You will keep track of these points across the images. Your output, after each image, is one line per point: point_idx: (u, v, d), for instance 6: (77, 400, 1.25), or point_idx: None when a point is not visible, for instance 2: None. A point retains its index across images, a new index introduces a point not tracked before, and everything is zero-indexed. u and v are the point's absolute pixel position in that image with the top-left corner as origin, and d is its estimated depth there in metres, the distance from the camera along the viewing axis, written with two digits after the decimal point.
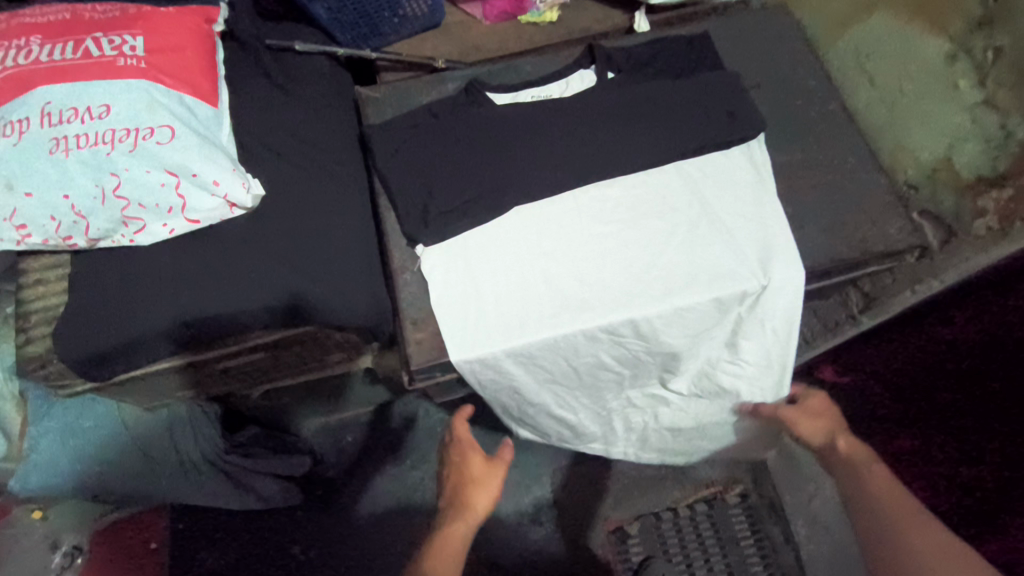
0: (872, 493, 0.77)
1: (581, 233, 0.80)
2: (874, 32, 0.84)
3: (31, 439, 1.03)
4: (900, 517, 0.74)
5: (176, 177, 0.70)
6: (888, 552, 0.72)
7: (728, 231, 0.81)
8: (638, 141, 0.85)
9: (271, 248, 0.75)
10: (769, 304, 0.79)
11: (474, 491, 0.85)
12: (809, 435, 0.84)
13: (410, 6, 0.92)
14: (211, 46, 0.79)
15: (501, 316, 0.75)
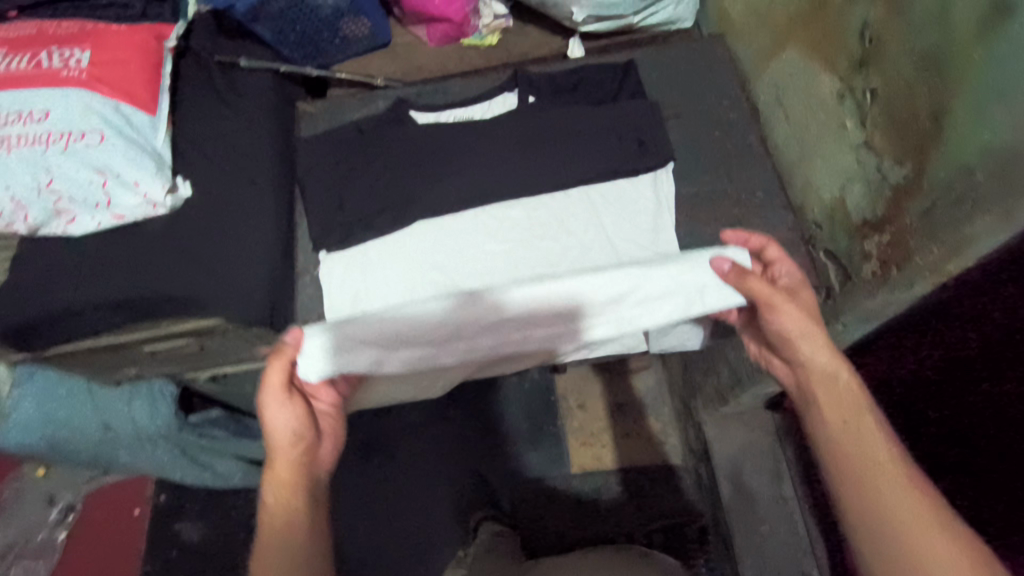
0: (850, 448, 0.67)
1: (474, 247, 0.84)
2: (787, 67, 0.84)
3: (12, 400, 1.10)
4: (876, 476, 0.65)
5: (103, 176, 0.79)
6: (857, 510, 0.65)
7: (618, 255, 0.82)
8: (545, 164, 0.87)
9: (185, 246, 0.83)
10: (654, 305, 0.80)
11: (278, 489, 0.70)
12: (799, 347, 0.72)
13: (350, 29, 0.98)
14: (158, 60, 0.88)
15: (389, 328, 0.82)
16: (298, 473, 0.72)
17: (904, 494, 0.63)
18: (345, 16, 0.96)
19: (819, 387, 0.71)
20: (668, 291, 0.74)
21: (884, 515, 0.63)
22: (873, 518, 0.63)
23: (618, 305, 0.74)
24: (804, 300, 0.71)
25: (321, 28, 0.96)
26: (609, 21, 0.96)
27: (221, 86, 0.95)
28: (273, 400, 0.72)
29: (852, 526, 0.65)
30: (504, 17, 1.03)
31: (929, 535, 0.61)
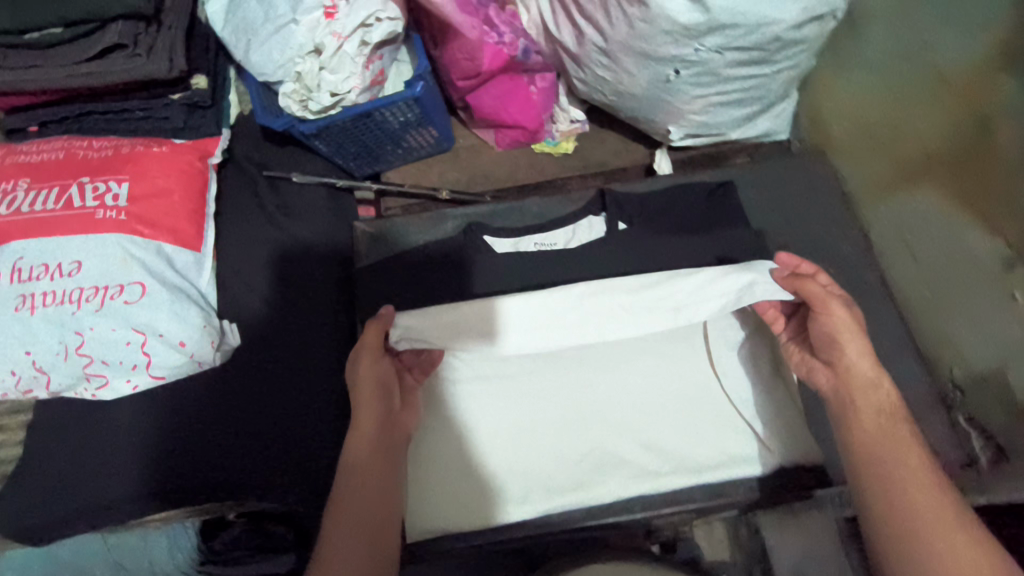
0: (865, 428, 0.56)
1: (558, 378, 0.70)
2: (920, 207, 0.75)
3: None
4: (891, 457, 0.53)
5: (142, 336, 0.66)
6: (873, 493, 0.52)
7: (695, 403, 0.69)
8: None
9: (230, 413, 0.72)
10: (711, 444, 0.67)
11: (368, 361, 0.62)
12: (843, 348, 0.59)
13: (415, 140, 0.88)
14: (203, 184, 0.76)
15: (442, 440, 0.67)
16: (383, 433, 0.60)
17: (918, 490, 0.50)
18: (412, 129, 0.84)
19: (857, 393, 0.58)
20: (721, 301, 0.64)
21: (899, 507, 0.50)
22: (885, 488, 0.52)
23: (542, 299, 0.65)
24: (833, 304, 0.60)
25: (385, 142, 0.85)
26: (704, 137, 0.86)
27: (270, 207, 0.83)
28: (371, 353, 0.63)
29: (860, 431, 0.56)
30: (579, 122, 0.91)
31: (956, 551, 0.47)
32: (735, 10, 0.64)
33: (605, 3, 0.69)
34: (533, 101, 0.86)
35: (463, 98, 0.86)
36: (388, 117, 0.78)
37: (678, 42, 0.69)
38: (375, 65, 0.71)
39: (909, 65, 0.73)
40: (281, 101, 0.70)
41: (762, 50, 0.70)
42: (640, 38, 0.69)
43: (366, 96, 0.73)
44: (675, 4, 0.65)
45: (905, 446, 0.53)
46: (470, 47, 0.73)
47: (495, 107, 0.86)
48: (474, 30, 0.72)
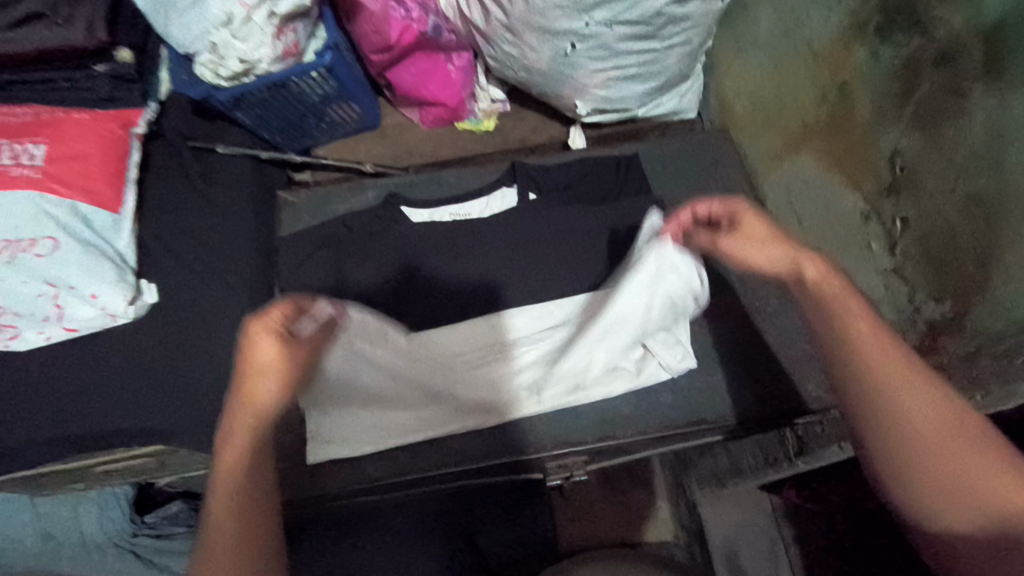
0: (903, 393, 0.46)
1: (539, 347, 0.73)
2: (803, 172, 0.79)
3: None
4: (915, 407, 0.46)
5: (54, 288, 0.70)
6: (899, 431, 0.46)
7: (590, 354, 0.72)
8: (562, 273, 0.77)
9: (144, 364, 0.73)
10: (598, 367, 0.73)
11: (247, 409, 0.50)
12: (862, 338, 0.47)
13: (338, 114, 0.92)
14: (124, 149, 0.80)
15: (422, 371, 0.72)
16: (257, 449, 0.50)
17: (951, 440, 0.45)
18: (332, 103, 0.88)
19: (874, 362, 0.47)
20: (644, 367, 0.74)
21: (880, 389, 0.47)
22: (885, 404, 0.46)
23: (560, 329, 0.74)
24: (756, 223, 0.53)
25: (307, 115, 0.89)
26: (612, 113, 0.91)
27: (193, 174, 0.86)
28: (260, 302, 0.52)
29: (900, 399, 0.46)
30: (500, 101, 0.97)
31: (933, 426, 0.45)
32: None
33: None
34: (452, 79, 0.91)
35: (383, 75, 0.90)
36: (305, 87, 0.82)
37: (569, 16, 0.74)
38: (287, 36, 0.75)
39: (789, 44, 0.80)
40: (196, 69, 0.75)
41: (649, 25, 0.75)
42: (535, 13, 0.74)
43: (280, 66, 0.77)
44: None
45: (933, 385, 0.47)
46: (376, 20, 0.78)
47: (414, 83, 0.91)
48: (378, 2, 0.76)
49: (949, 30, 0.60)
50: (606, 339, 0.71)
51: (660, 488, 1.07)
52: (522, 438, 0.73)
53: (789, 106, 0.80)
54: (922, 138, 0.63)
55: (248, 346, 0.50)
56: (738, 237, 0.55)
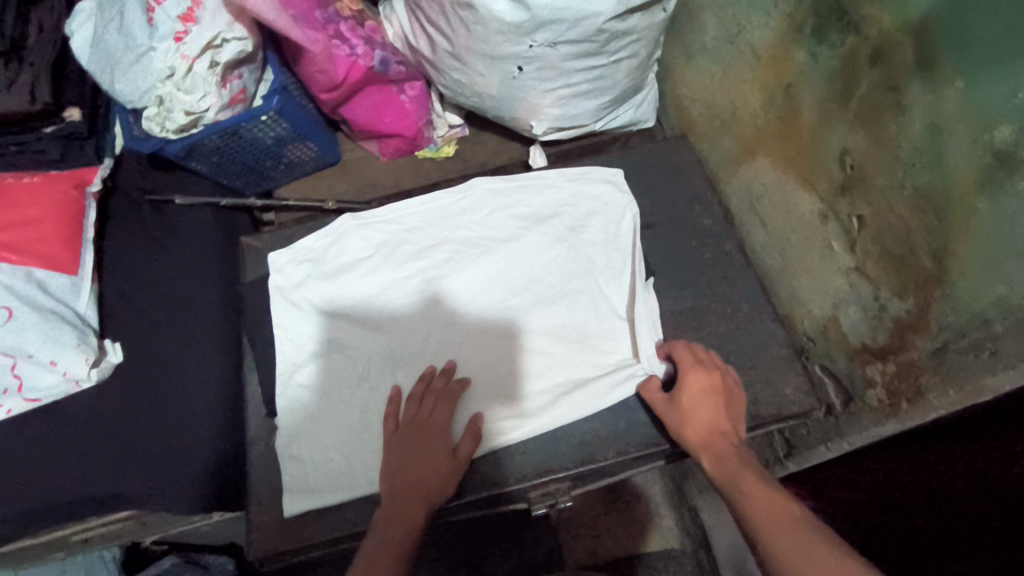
0: (756, 507, 0.56)
1: (519, 353, 0.77)
2: (762, 175, 0.79)
3: None
4: (767, 516, 0.55)
5: (12, 358, 0.69)
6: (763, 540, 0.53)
7: (559, 358, 0.77)
8: (538, 287, 0.81)
9: (111, 426, 0.72)
10: (571, 373, 0.76)
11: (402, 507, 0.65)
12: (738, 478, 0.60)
13: (296, 155, 0.91)
14: (80, 210, 0.78)
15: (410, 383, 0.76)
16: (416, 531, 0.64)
17: (801, 543, 0.51)
18: (288, 144, 0.87)
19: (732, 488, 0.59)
20: (618, 377, 0.74)
21: (747, 510, 0.56)
22: (756, 515, 0.55)
23: (535, 337, 0.78)
24: (691, 396, 0.69)
25: (264, 158, 0.89)
26: (569, 130, 0.91)
27: (154, 229, 0.85)
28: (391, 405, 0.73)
29: (756, 514, 0.55)
30: (458, 126, 0.96)
31: (777, 525, 0.53)
32: (553, 7, 0.70)
33: (443, 9, 0.74)
34: (406, 109, 0.91)
35: (336, 112, 0.90)
36: (256, 132, 0.82)
37: (512, 41, 0.74)
38: (233, 84, 0.75)
39: (734, 48, 0.78)
40: (143, 125, 0.74)
41: (593, 42, 0.75)
42: (477, 40, 0.75)
43: (227, 114, 0.76)
44: (499, 6, 0.70)
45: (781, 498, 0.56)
46: (319, 60, 0.77)
47: (369, 117, 0.90)
48: (319, 43, 0.76)
49: (878, 29, 0.55)
50: (570, 348, 0.77)
51: (659, 499, 1.06)
52: (501, 468, 0.72)
53: (741, 111, 0.80)
54: (867, 134, 0.59)
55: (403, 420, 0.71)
56: (674, 404, 0.69)
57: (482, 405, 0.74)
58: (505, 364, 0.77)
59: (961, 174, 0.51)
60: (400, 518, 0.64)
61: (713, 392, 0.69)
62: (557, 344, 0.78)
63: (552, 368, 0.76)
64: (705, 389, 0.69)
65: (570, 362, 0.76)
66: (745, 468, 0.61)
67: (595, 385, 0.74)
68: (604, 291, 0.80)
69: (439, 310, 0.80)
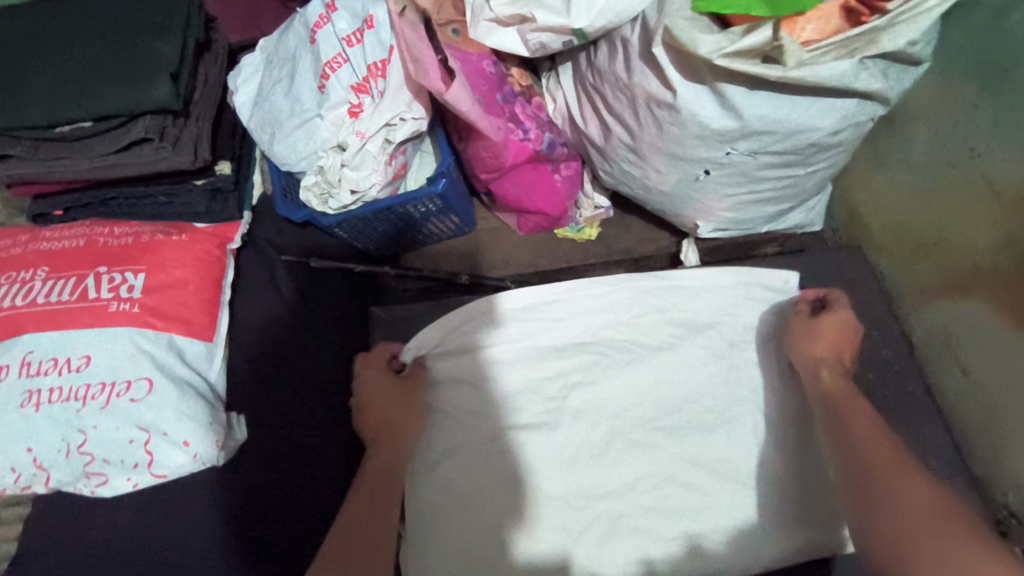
0: (840, 414, 0.68)
1: (661, 485, 0.69)
2: (964, 317, 0.70)
3: None
4: (850, 427, 0.66)
5: (146, 433, 0.64)
6: (847, 469, 0.64)
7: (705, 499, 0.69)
8: (691, 414, 0.73)
9: (226, 520, 0.66)
10: (715, 519, 0.68)
11: (385, 430, 0.72)
12: (833, 393, 0.70)
13: (436, 227, 0.86)
14: (221, 272, 0.75)
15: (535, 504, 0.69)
16: (396, 450, 0.71)
17: (868, 433, 0.65)
18: (432, 218, 0.82)
19: (823, 400, 0.70)
20: (768, 545, 0.67)
21: (835, 427, 0.67)
22: (835, 437, 0.67)
23: (681, 467, 0.70)
24: (826, 324, 0.73)
25: (405, 229, 0.83)
26: (733, 232, 0.83)
27: (287, 297, 0.81)
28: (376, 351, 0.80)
29: (844, 428, 0.66)
30: (604, 208, 0.90)
31: (872, 453, 0.63)
32: (770, 117, 0.62)
33: (634, 103, 0.68)
34: (557, 189, 0.85)
35: (486, 186, 0.84)
36: (410, 208, 0.76)
37: (709, 146, 0.66)
38: (398, 160, 0.70)
39: (956, 172, 0.69)
40: (302, 194, 0.69)
41: (798, 155, 0.67)
42: (669, 140, 0.68)
43: (388, 191, 0.71)
44: (707, 111, 0.63)
45: (860, 406, 0.68)
46: (494, 148, 0.71)
47: (519, 194, 0.84)
48: (501, 131, 0.69)
49: None
50: (722, 483, 0.69)
51: None
52: None
53: (949, 242, 0.71)
54: None
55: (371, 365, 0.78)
56: (806, 326, 0.75)
57: (614, 540, 0.67)
58: (644, 496, 0.69)
59: None
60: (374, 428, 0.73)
61: (840, 334, 0.74)
62: (701, 482, 0.69)
63: (693, 509, 0.68)
64: (835, 325, 0.74)
65: (721, 501, 0.68)
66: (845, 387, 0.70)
67: (741, 544, 0.67)
68: (767, 421, 0.73)
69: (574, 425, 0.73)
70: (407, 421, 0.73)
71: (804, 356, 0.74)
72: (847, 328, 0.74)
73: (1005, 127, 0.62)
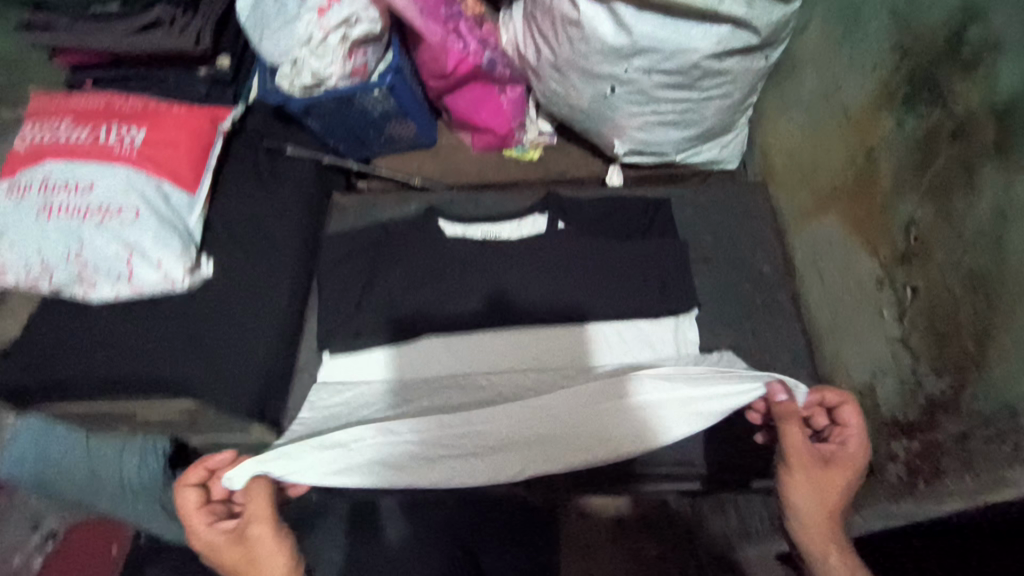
0: (818, 509, 0.63)
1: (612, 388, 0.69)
2: (827, 234, 0.80)
3: (16, 429, 1.05)
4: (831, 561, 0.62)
5: (129, 252, 0.80)
6: None
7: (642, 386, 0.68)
8: (587, 299, 0.84)
9: (188, 330, 0.83)
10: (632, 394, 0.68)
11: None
12: (817, 512, 0.63)
13: (396, 131, 1.00)
14: (209, 143, 0.90)
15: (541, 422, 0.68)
16: (267, 544, 0.64)
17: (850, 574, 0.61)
18: (391, 120, 0.97)
19: (804, 501, 0.63)
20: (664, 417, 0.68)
21: (805, 530, 0.64)
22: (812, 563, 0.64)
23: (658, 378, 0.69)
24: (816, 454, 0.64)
25: (368, 128, 0.99)
26: (650, 156, 0.94)
27: (264, 173, 0.96)
28: (183, 486, 0.67)
29: (811, 544, 0.64)
30: (547, 134, 1.02)
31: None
32: (654, 36, 0.74)
33: (554, 23, 0.80)
34: (502, 109, 0.98)
35: (441, 99, 0.98)
36: (367, 104, 0.91)
37: (610, 61, 0.79)
38: (357, 59, 0.84)
39: (828, 105, 0.79)
40: (277, 81, 0.84)
41: (686, 76, 0.79)
42: (579, 56, 0.80)
43: (347, 82, 0.86)
44: (604, 28, 0.75)
45: (836, 517, 0.64)
46: (434, 51, 0.87)
47: (468, 108, 0.98)
48: (438, 36, 0.85)
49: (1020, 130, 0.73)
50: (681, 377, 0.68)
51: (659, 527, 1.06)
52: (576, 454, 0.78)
53: (822, 168, 0.81)
54: (934, 208, 0.59)
55: (190, 511, 0.66)
56: (792, 461, 0.64)
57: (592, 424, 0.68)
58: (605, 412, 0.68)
59: (1013, 266, 0.50)
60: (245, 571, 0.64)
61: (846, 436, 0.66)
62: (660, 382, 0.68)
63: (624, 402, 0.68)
64: (853, 436, 0.65)
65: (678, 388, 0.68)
66: (841, 493, 0.64)
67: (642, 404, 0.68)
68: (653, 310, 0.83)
69: (518, 448, 0.68)
70: (261, 556, 0.64)
71: (802, 496, 0.63)
72: (851, 480, 0.64)
73: (859, 61, 0.72)
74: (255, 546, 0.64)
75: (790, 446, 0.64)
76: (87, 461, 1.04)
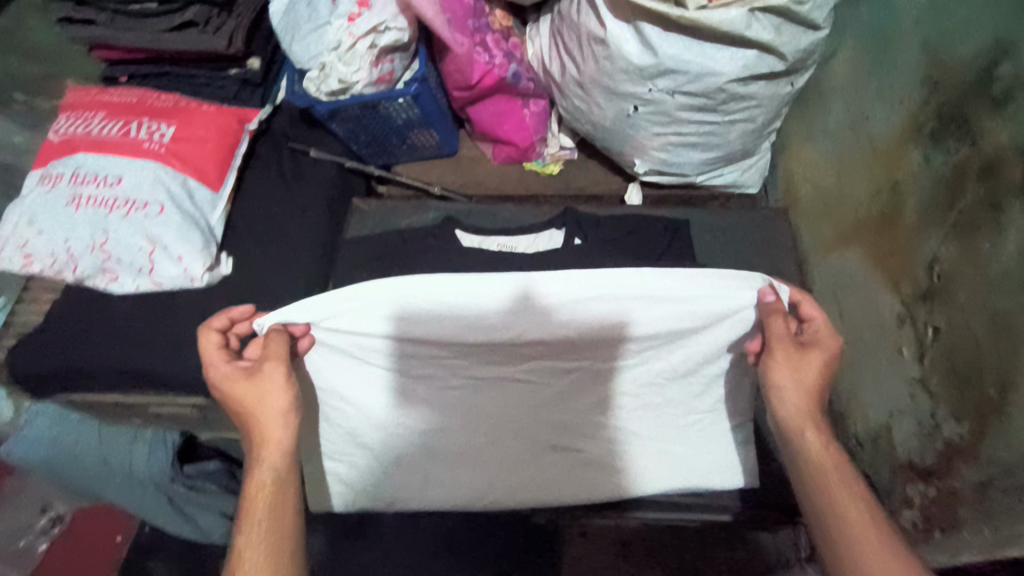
0: (790, 392, 0.61)
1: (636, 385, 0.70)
2: (849, 266, 0.78)
3: (27, 414, 0.94)
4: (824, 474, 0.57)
5: (152, 246, 0.82)
6: (827, 514, 0.55)
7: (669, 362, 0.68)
8: None
9: (202, 326, 0.83)
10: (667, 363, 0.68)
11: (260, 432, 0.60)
12: (794, 406, 0.61)
13: (419, 140, 1.01)
14: (236, 142, 0.92)
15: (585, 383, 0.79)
16: (279, 412, 0.61)
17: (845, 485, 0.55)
18: (414, 128, 0.98)
19: (784, 380, 0.61)
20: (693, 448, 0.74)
21: (793, 435, 0.61)
22: (808, 475, 0.58)
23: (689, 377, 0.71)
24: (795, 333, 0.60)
25: (391, 135, 0.99)
26: (671, 176, 0.94)
27: (287, 174, 0.97)
28: (213, 336, 0.65)
29: (802, 445, 0.59)
30: (567, 149, 1.02)
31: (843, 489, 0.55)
32: (680, 58, 0.74)
33: (580, 39, 0.81)
34: (525, 123, 0.98)
35: (465, 110, 0.99)
36: (392, 111, 0.92)
37: (634, 81, 0.78)
38: (383, 66, 0.85)
39: (854, 135, 0.78)
40: (304, 83, 0.85)
41: (711, 99, 0.78)
42: (603, 73, 0.80)
43: (373, 89, 0.87)
44: (629, 47, 0.75)
45: (815, 399, 0.60)
46: (460, 62, 0.87)
47: (491, 120, 0.98)
48: (464, 47, 0.85)
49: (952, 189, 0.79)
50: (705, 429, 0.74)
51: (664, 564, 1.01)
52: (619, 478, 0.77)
53: (846, 199, 0.79)
54: (959, 246, 0.58)
55: (221, 372, 0.63)
56: (774, 345, 0.61)
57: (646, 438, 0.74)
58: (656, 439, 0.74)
59: None
60: (245, 406, 0.61)
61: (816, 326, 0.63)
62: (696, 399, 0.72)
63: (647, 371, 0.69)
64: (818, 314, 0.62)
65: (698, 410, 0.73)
66: (821, 373, 0.61)
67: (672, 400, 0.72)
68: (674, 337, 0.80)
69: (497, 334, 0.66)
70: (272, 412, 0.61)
71: (776, 375, 0.61)
72: (823, 362, 0.61)
73: (887, 93, 0.71)
74: (266, 389, 0.61)
75: (773, 324, 0.61)
76: (99, 447, 0.96)
